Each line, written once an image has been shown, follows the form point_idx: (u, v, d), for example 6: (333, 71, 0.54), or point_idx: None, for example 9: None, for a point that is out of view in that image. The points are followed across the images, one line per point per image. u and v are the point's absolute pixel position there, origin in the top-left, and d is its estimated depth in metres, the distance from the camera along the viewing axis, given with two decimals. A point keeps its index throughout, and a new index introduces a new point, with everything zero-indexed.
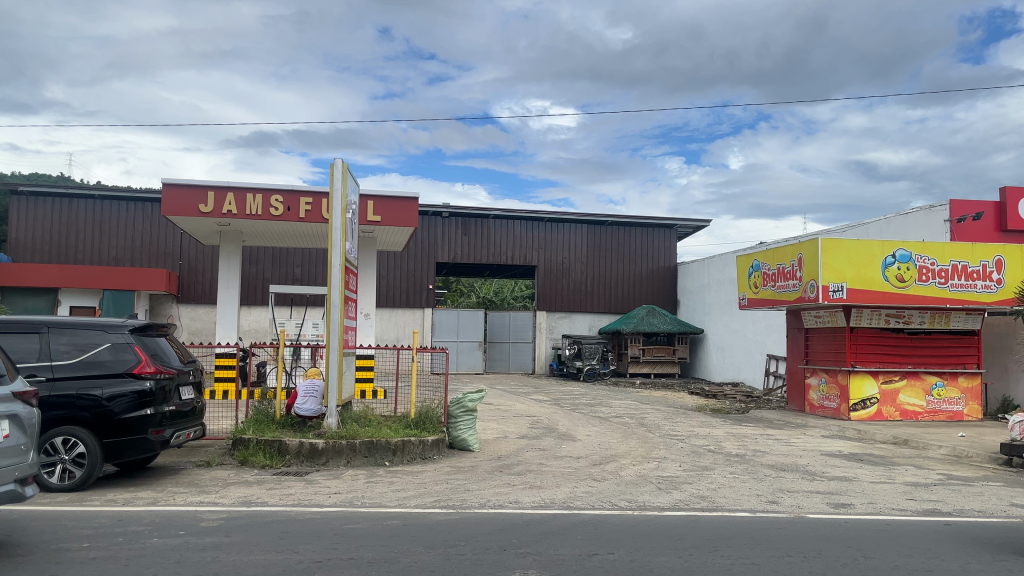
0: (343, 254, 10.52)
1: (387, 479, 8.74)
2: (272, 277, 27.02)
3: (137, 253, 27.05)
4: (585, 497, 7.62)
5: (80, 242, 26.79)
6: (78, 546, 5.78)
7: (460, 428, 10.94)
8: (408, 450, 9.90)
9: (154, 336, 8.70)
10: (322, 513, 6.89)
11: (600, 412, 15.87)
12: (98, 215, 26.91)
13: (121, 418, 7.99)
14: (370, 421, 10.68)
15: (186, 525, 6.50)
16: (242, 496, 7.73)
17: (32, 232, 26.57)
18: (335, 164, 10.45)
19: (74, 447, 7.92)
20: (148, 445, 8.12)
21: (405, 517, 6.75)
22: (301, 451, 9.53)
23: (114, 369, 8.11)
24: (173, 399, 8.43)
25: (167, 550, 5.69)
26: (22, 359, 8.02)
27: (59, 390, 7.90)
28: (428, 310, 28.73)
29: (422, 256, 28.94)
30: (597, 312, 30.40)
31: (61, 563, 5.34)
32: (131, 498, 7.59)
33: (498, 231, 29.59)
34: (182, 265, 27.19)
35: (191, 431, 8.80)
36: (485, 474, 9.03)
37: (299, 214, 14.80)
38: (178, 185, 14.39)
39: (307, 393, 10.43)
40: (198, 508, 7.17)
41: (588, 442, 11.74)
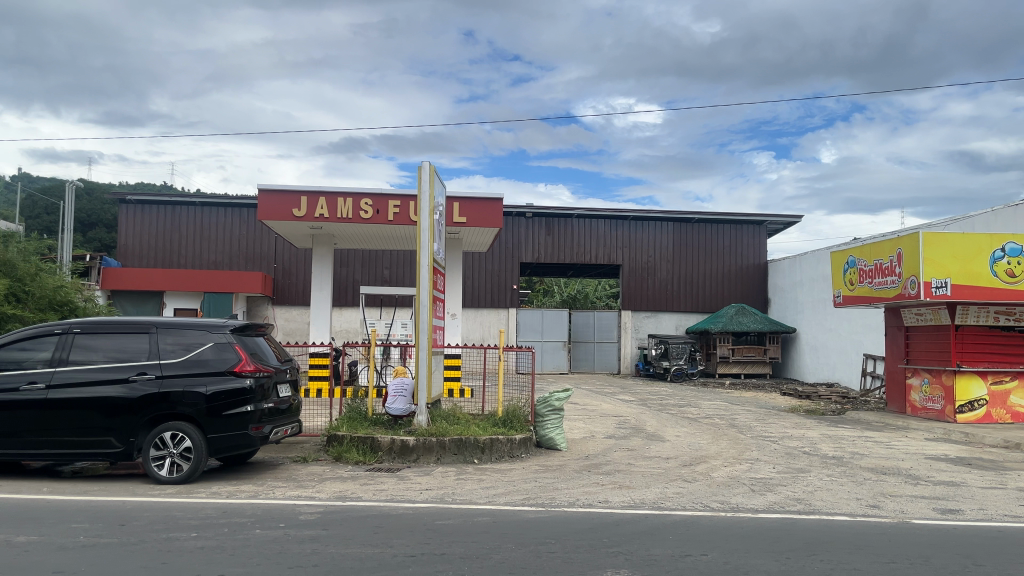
0: (431, 254, 10.68)
1: (476, 476, 8.84)
2: (362, 278, 27.75)
3: (235, 257, 28.18)
4: (676, 498, 7.53)
5: (182, 248, 28.09)
6: (187, 535, 6.08)
7: (547, 427, 10.97)
8: (495, 448, 9.99)
9: (251, 335, 9.03)
10: (415, 509, 7.03)
11: (689, 413, 15.61)
12: (198, 221, 28.19)
13: (223, 415, 8.34)
14: (459, 419, 10.79)
15: (286, 517, 6.74)
16: (338, 491, 7.96)
17: (139, 238, 28.04)
18: (422, 167, 10.63)
19: (181, 442, 8.33)
20: (249, 440, 8.44)
21: (495, 514, 6.83)
22: (393, 448, 9.75)
23: (217, 368, 8.48)
24: (271, 397, 8.74)
25: (269, 541, 5.91)
26: (133, 357, 8.48)
27: (166, 386, 8.32)
28: (512, 310, 28.84)
29: (507, 256, 29.13)
30: (684, 311, 29.92)
31: (172, 551, 5.63)
32: (234, 491, 7.94)
33: (583, 230, 29.54)
34: (277, 268, 28.18)
35: (289, 427, 9.13)
36: (573, 473, 9.01)
37: (387, 217, 15.12)
38: (271, 190, 14.91)
39: (395, 393, 10.59)
40: (295, 501, 7.43)
41: (677, 442, 11.57)
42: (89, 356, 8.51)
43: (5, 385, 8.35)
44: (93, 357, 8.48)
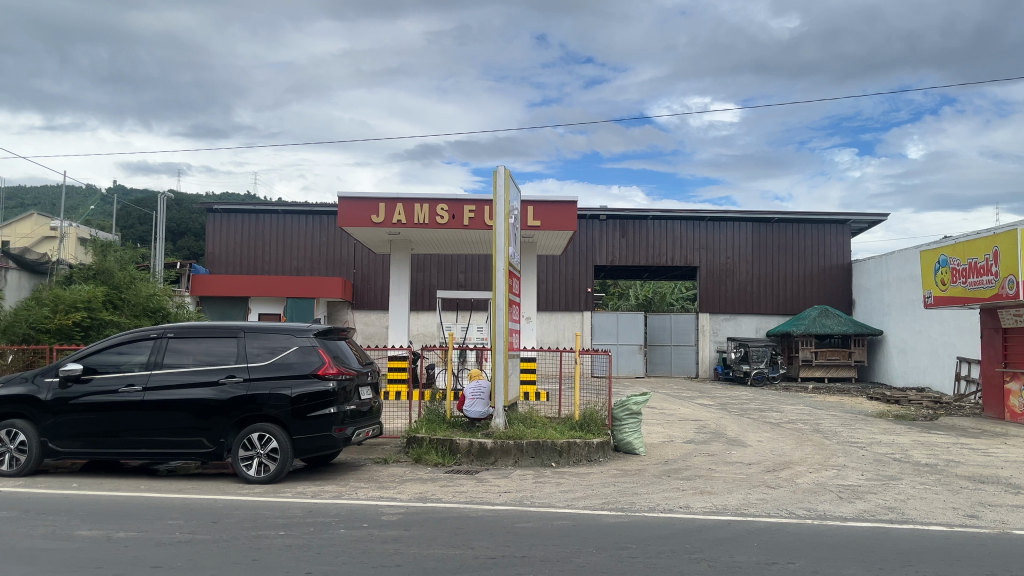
0: (507, 258, 10.74)
1: (555, 480, 8.83)
2: (438, 283, 28.12)
3: (316, 263, 28.93)
4: (760, 504, 7.36)
5: (267, 255, 29.00)
6: (275, 533, 6.26)
7: (624, 431, 10.87)
8: (573, 452, 9.94)
9: (334, 339, 9.24)
10: (494, 511, 7.07)
11: (770, 417, 15.22)
12: (281, 228, 29.05)
13: (307, 416, 8.56)
14: (536, 422, 10.80)
15: (369, 518, 6.87)
16: (419, 493, 8.08)
17: (226, 245, 29.10)
18: (497, 171, 10.71)
19: (268, 443, 8.61)
20: (332, 442, 8.64)
21: (575, 518, 6.81)
22: (471, 450, 9.84)
23: (301, 370, 8.72)
24: (353, 399, 8.92)
25: (353, 540, 6.04)
26: (222, 360, 8.81)
27: (253, 389, 8.61)
28: (587, 313, 28.73)
29: (581, 259, 29.04)
30: (764, 314, 29.23)
31: (262, 548, 5.81)
32: (319, 492, 8.14)
33: (658, 232, 29.22)
34: (356, 273, 28.81)
35: (370, 428, 9.31)
36: (652, 478, 8.91)
37: (463, 221, 15.28)
38: (351, 198, 15.23)
39: (473, 395, 10.68)
40: (377, 502, 7.58)
41: (760, 448, 11.31)
42: (181, 360, 8.87)
43: (105, 387, 8.78)
44: (184, 361, 8.84)
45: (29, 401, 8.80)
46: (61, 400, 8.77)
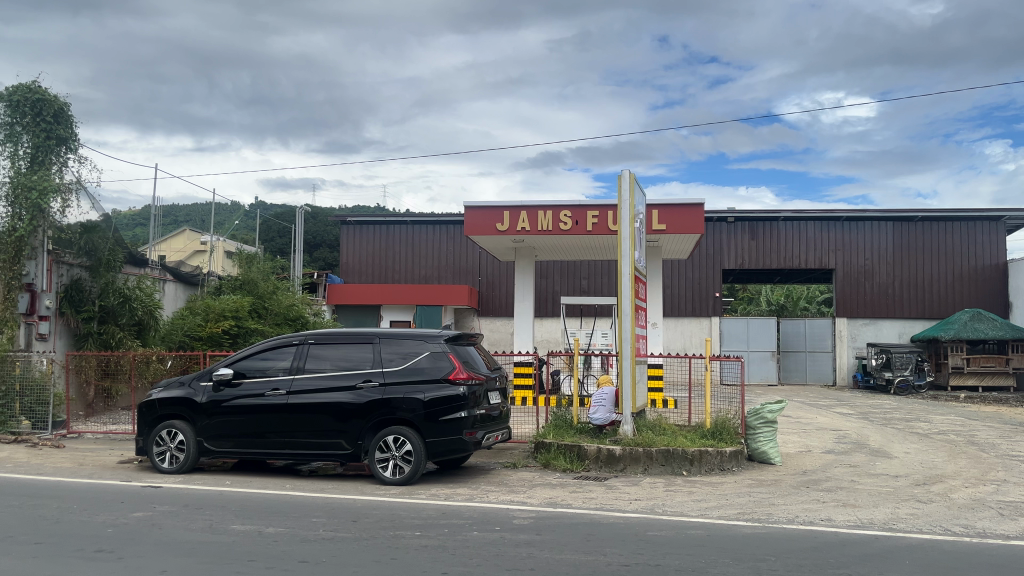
0: (633, 263, 10.62)
1: (686, 488, 8.65)
2: (562, 289, 28.20)
3: (443, 271, 29.66)
4: (909, 520, 6.94)
5: (397, 264, 29.99)
6: (412, 534, 6.45)
7: (759, 440, 10.53)
8: (705, 461, 9.70)
9: (464, 345, 9.41)
10: (625, 519, 7.01)
11: (918, 428, 14.31)
12: (410, 238, 29.98)
13: (439, 420, 8.77)
14: (665, 430, 10.61)
15: (501, 521, 6.96)
16: (549, 498, 8.11)
17: (359, 256, 30.30)
18: (622, 176, 10.63)
19: (402, 445, 8.90)
20: (463, 445, 8.82)
21: (709, 527, 6.65)
22: (600, 457, 9.79)
23: (433, 375, 8.94)
24: (483, 404, 9.07)
25: (486, 543, 6.14)
26: (359, 365, 9.17)
27: (388, 393, 8.91)
28: (715, 318, 28.04)
29: (709, 264, 28.37)
30: (907, 318, 27.58)
31: (400, 547, 6.01)
32: (451, 494, 8.33)
33: (789, 233, 28.15)
34: (482, 281, 29.32)
35: (500, 433, 9.44)
36: (790, 489, 8.57)
37: (586, 227, 15.25)
38: (476, 207, 15.54)
39: (598, 402, 10.68)
40: (509, 506, 7.66)
41: (908, 460, 10.66)
42: (321, 365, 9.29)
43: (253, 391, 9.32)
44: (324, 366, 9.26)
45: (186, 404, 9.47)
46: (215, 402, 9.37)
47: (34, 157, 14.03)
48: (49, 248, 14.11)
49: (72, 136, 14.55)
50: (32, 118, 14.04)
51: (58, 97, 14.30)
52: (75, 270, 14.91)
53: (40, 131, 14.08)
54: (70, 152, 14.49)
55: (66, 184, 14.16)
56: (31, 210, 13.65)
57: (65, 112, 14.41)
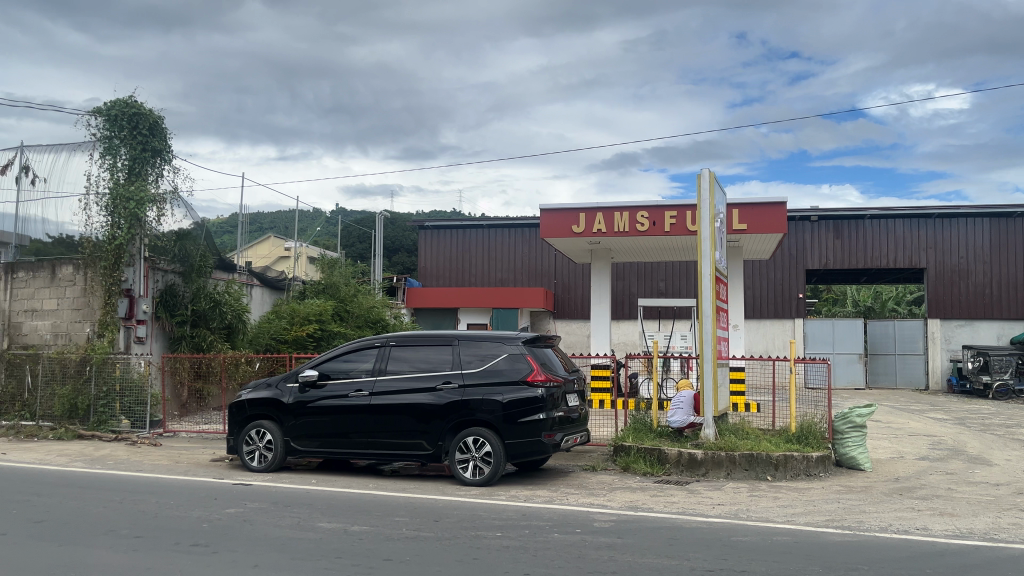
0: (713, 263, 10.43)
1: (771, 493, 8.44)
2: (639, 291, 27.93)
3: (519, 274, 29.78)
4: (1013, 530, 6.59)
5: (473, 267, 30.26)
6: (493, 534, 6.50)
7: (847, 445, 10.19)
8: (790, 466, 9.44)
9: (542, 347, 9.42)
10: (709, 523, 6.88)
11: (1021, 435, 13.58)
12: (486, 241, 30.22)
13: (518, 422, 8.79)
14: (748, 434, 10.38)
15: (582, 524, 6.94)
16: (629, 501, 8.04)
17: (436, 259, 30.71)
18: (701, 175, 10.46)
19: (482, 447, 8.97)
20: (542, 447, 8.82)
21: (796, 534, 6.47)
22: (681, 461, 9.64)
23: (511, 377, 8.98)
24: (561, 406, 9.05)
25: (567, 545, 6.13)
26: (439, 367, 9.29)
27: (467, 394, 9.00)
28: (799, 320, 27.29)
29: (792, 264, 27.63)
30: (1006, 320, 26.26)
31: (482, 548, 6.05)
32: (531, 496, 8.34)
33: (877, 232, 27.16)
34: (557, 283, 29.30)
35: (579, 435, 9.42)
36: (882, 496, 8.26)
37: (664, 228, 15.06)
38: (552, 210, 15.53)
39: (676, 405, 10.55)
40: (589, 509, 7.63)
41: (1009, 468, 10.13)
42: (402, 367, 9.45)
43: (337, 392, 9.55)
44: (405, 368, 9.41)
45: (274, 404, 9.77)
46: (301, 403, 9.65)
47: (131, 169, 14.73)
48: (145, 255, 14.78)
49: (166, 148, 15.21)
50: (129, 131, 14.74)
51: (153, 111, 14.98)
52: (169, 276, 15.55)
53: (137, 143, 14.77)
54: (164, 164, 15.15)
55: (161, 194, 14.83)
56: (129, 219, 14.34)
57: (159, 125, 15.07)
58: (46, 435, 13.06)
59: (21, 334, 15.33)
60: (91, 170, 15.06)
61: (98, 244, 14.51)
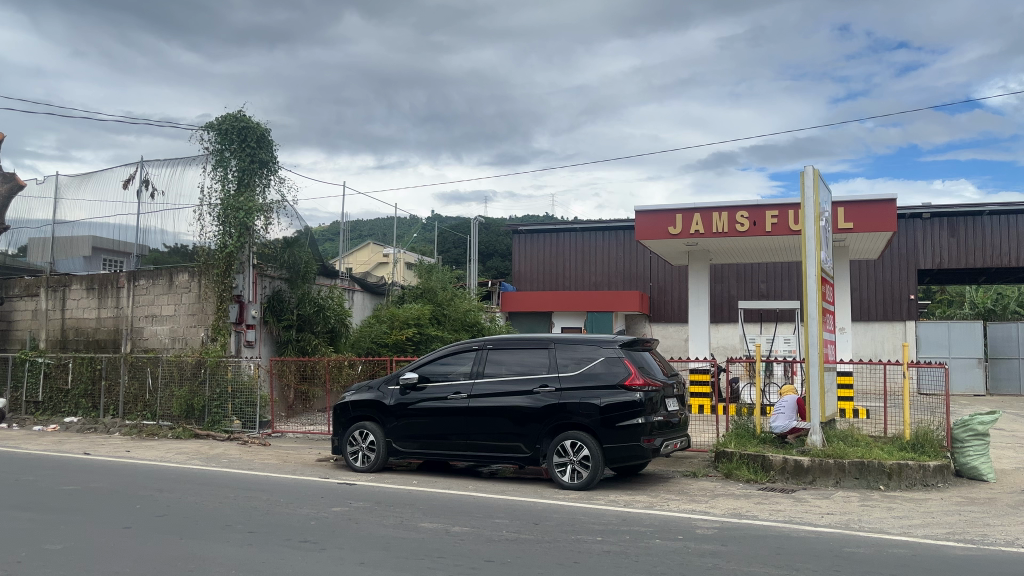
0: (819, 263, 10.06)
1: (885, 504, 8.05)
2: (738, 293, 27.27)
3: (613, 277, 29.53)
4: None
5: (568, 271, 30.21)
6: (594, 538, 6.45)
7: (968, 454, 9.62)
8: (905, 475, 8.98)
9: (639, 350, 9.31)
10: (818, 533, 6.63)
11: None
12: (580, 245, 30.12)
13: (616, 426, 8.70)
14: (858, 441, 9.95)
15: (684, 530, 6.80)
16: (733, 508, 7.83)
17: (530, 264, 30.81)
18: (805, 172, 10.12)
19: (580, 450, 8.92)
20: (641, 451, 8.69)
21: (913, 546, 6.15)
22: (786, 468, 9.33)
23: (609, 381, 8.90)
24: (660, 411, 8.91)
25: (669, 551, 6.02)
26: (535, 370, 9.31)
27: (564, 398, 8.98)
28: (910, 322, 26.04)
29: (902, 264, 26.38)
30: None
31: (583, 552, 6.01)
32: (631, 501, 8.24)
33: (996, 228, 25.63)
34: (653, 286, 28.90)
35: (678, 441, 9.25)
36: (1006, 509, 7.76)
37: (765, 228, 14.63)
38: (648, 211, 15.34)
39: (779, 409, 10.27)
40: (691, 515, 7.47)
41: None
42: (499, 370, 9.52)
43: (436, 395, 9.70)
44: (502, 371, 9.48)
45: (377, 406, 10.01)
46: (402, 405, 9.85)
47: (240, 179, 15.42)
48: (254, 262, 15.44)
49: (272, 159, 15.86)
50: (239, 144, 15.45)
51: (260, 123, 15.64)
52: (276, 283, 16.20)
53: (246, 155, 15.45)
54: (271, 174, 15.79)
55: (268, 204, 15.47)
56: (239, 228, 15.02)
57: (266, 137, 15.73)
58: (166, 433, 13.82)
59: (142, 338, 16.30)
60: (205, 182, 15.88)
61: (211, 252, 15.25)
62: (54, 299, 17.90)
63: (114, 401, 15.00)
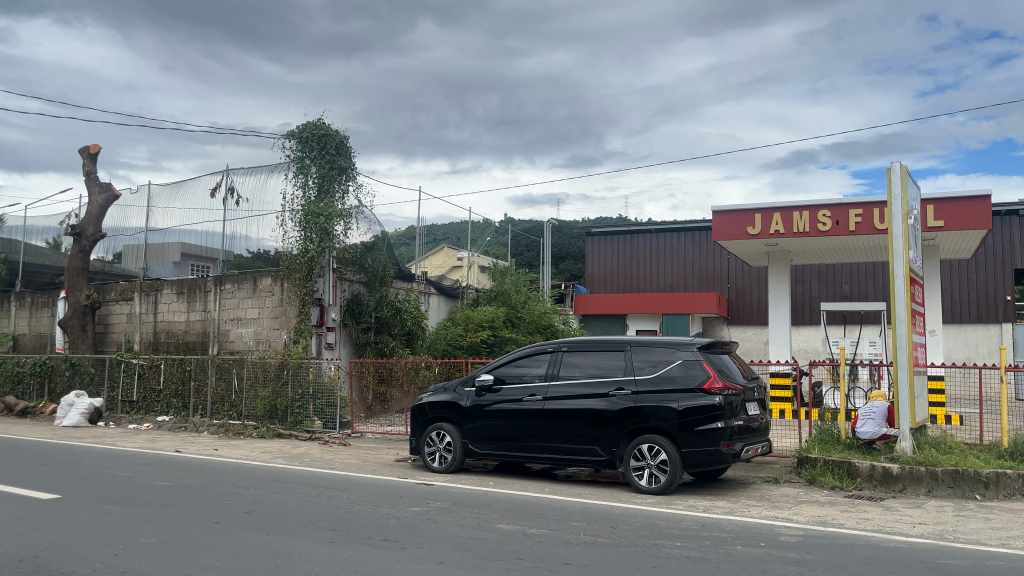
0: (907, 263, 9.68)
1: (981, 514, 7.68)
2: (820, 295, 26.50)
3: (689, 279, 29.09)
4: None
5: (642, 273, 29.92)
6: (673, 543, 6.36)
7: None
8: (1003, 484, 8.54)
9: (718, 353, 9.13)
10: (908, 543, 6.37)
11: None
12: (655, 246, 29.81)
13: (695, 430, 8.56)
14: (952, 448, 9.52)
15: (767, 537, 6.63)
16: (817, 516, 7.60)
17: (604, 266, 30.64)
18: (892, 168, 9.76)
19: (657, 454, 8.80)
20: (721, 456, 8.52)
21: (1013, 560, 5.85)
22: (874, 475, 9.01)
23: (687, 384, 8.75)
24: (740, 415, 8.72)
25: (751, 558, 5.88)
26: (611, 373, 9.24)
27: (641, 401, 8.88)
28: (1007, 325, 24.80)
29: (997, 263, 25.14)
30: None
31: (662, 557, 5.94)
32: (711, 506, 8.09)
33: None
34: (731, 288, 28.35)
35: (759, 446, 9.05)
36: None
37: (849, 227, 14.17)
38: (725, 211, 15.06)
39: (865, 415, 9.94)
40: (773, 522, 7.29)
41: None
42: (574, 372, 9.49)
43: (511, 396, 9.74)
44: (577, 374, 9.45)
45: (453, 407, 10.11)
46: (478, 406, 9.92)
47: (321, 186, 15.83)
48: (334, 267, 15.82)
49: (351, 166, 16.22)
50: (318, 152, 15.87)
51: (339, 131, 16.03)
52: (355, 286, 16.56)
53: (325, 162, 15.85)
54: (349, 180, 16.15)
55: (347, 209, 15.84)
56: (319, 233, 15.42)
57: (345, 144, 16.11)
58: (251, 433, 14.25)
59: (228, 340, 16.89)
60: (287, 189, 16.37)
61: (294, 257, 15.71)
62: (147, 303, 18.72)
63: (202, 401, 15.58)
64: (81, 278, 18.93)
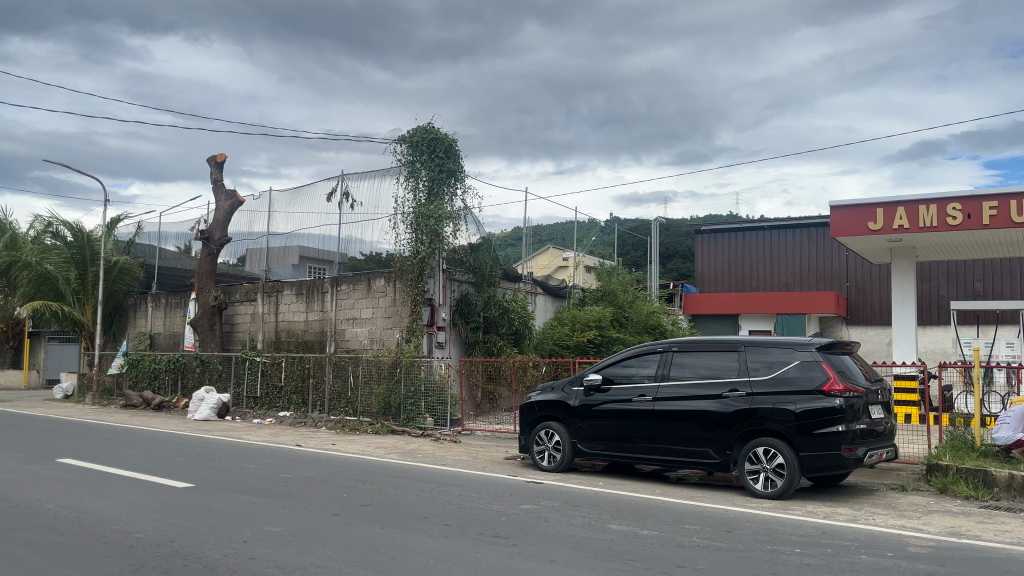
0: None
1: None
2: (949, 293, 24.99)
3: (805, 277, 28.05)
4: None
5: (755, 271, 29.08)
6: (791, 550, 6.14)
7: None
8: None
9: (838, 353, 8.76)
10: None
11: None
12: (768, 244, 28.92)
13: (814, 433, 8.23)
14: None
15: (894, 547, 6.30)
16: (950, 527, 7.16)
17: (715, 264, 29.96)
18: None
19: (773, 458, 8.52)
20: (842, 461, 8.16)
21: None
22: (1013, 485, 8.41)
23: (805, 386, 8.43)
24: (863, 418, 8.33)
25: (877, 569, 5.61)
26: (725, 374, 9.01)
27: (756, 403, 8.62)
28: None
29: None
30: None
31: (780, 563, 5.75)
32: (832, 513, 7.77)
33: None
34: (850, 286, 27.14)
35: (883, 451, 8.61)
36: None
37: (982, 221, 13.29)
38: (845, 207, 14.44)
39: (1001, 419, 9.31)
40: (901, 531, 6.92)
41: None
42: (685, 372, 9.31)
43: (620, 397, 9.66)
44: (688, 374, 9.27)
45: (562, 407, 10.13)
46: (587, 406, 9.90)
47: (430, 189, 16.18)
48: (444, 267, 16.13)
49: (460, 168, 16.50)
50: (428, 155, 16.23)
51: (448, 134, 16.34)
52: (464, 286, 16.82)
53: (435, 165, 16.19)
54: (458, 183, 16.43)
55: (456, 211, 16.13)
56: (430, 234, 15.77)
57: (453, 147, 16.41)
58: (366, 429, 14.70)
59: (344, 339, 17.50)
60: (398, 193, 16.83)
61: (406, 258, 16.13)
62: (269, 304, 19.63)
63: (320, 397, 16.20)
64: (210, 280, 20.06)
